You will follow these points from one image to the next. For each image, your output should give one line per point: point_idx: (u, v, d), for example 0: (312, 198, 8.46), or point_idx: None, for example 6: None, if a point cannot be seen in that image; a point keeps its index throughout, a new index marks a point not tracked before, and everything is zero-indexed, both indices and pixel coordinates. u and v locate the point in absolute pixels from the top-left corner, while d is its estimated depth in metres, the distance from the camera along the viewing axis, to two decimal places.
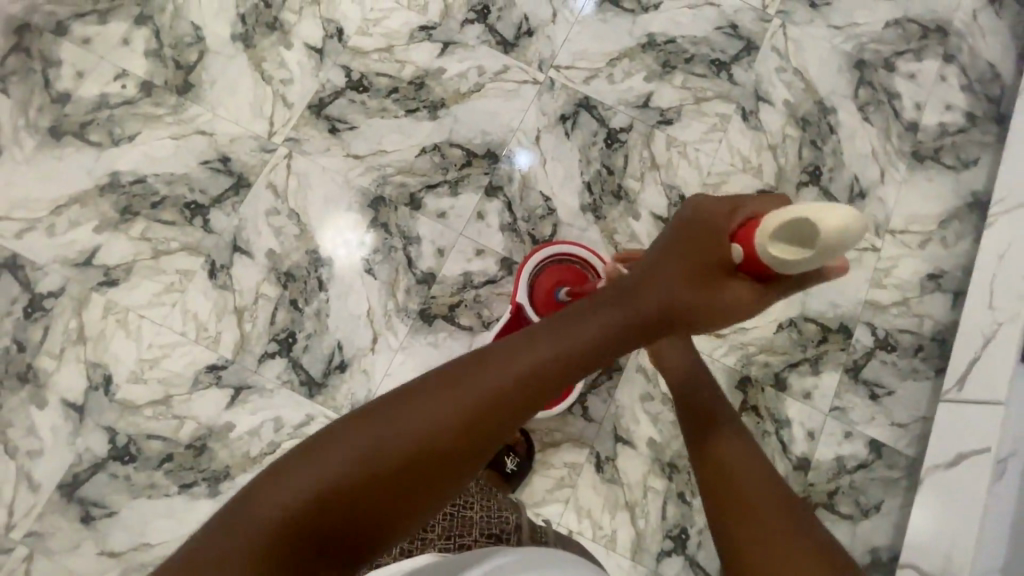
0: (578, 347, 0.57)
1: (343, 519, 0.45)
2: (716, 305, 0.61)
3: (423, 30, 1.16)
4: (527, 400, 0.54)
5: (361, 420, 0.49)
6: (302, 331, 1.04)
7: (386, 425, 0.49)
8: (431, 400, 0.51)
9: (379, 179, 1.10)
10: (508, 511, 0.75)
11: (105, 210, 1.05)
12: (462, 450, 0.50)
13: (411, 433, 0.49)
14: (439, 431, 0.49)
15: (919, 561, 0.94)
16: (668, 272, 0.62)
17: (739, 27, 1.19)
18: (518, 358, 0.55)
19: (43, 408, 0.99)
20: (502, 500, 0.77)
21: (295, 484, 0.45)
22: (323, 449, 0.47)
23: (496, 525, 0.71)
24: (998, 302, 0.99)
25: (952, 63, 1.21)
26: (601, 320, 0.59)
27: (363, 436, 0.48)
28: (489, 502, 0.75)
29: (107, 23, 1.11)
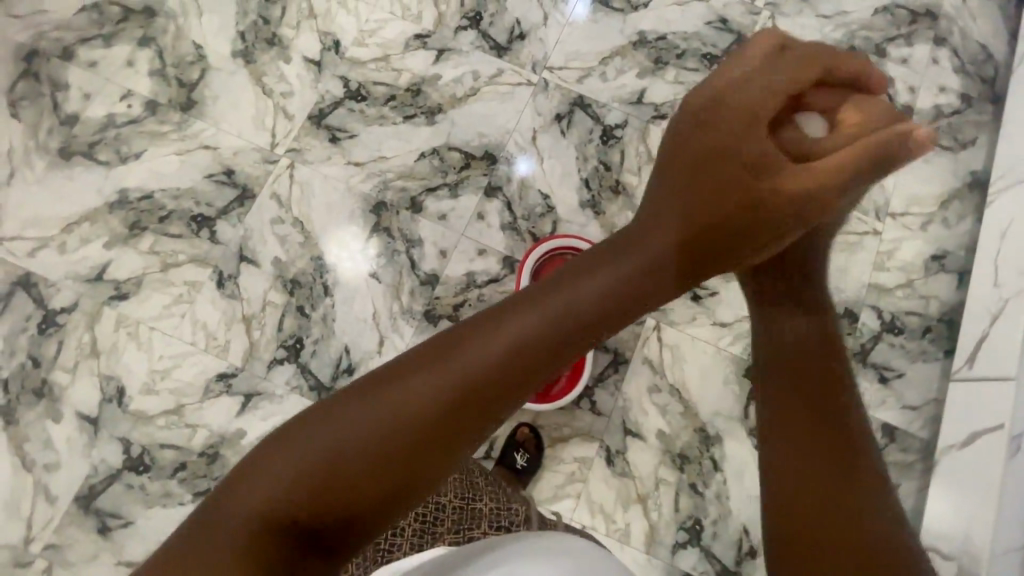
0: (620, 277, 0.58)
1: (368, 485, 0.45)
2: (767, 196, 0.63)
3: (418, 38, 1.18)
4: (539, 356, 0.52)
5: (378, 388, 0.48)
6: (309, 336, 1.06)
7: (405, 388, 0.48)
8: (461, 352, 0.50)
9: (381, 185, 1.12)
10: (518, 504, 0.76)
11: (114, 225, 1.08)
12: (505, 391, 0.50)
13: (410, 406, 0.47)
14: (436, 399, 0.47)
15: (937, 544, 0.93)
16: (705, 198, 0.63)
17: (729, 21, 1.21)
18: (557, 296, 0.55)
19: (58, 422, 1.01)
20: (511, 494, 0.78)
21: (296, 456, 0.44)
22: (333, 421, 0.46)
23: (504, 516, 0.71)
24: (1003, 279, 0.98)
25: (944, 46, 1.22)
26: (632, 256, 0.60)
27: (380, 400, 0.47)
28: (499, 493, 0.75)
29: (112, 46, 1.15)
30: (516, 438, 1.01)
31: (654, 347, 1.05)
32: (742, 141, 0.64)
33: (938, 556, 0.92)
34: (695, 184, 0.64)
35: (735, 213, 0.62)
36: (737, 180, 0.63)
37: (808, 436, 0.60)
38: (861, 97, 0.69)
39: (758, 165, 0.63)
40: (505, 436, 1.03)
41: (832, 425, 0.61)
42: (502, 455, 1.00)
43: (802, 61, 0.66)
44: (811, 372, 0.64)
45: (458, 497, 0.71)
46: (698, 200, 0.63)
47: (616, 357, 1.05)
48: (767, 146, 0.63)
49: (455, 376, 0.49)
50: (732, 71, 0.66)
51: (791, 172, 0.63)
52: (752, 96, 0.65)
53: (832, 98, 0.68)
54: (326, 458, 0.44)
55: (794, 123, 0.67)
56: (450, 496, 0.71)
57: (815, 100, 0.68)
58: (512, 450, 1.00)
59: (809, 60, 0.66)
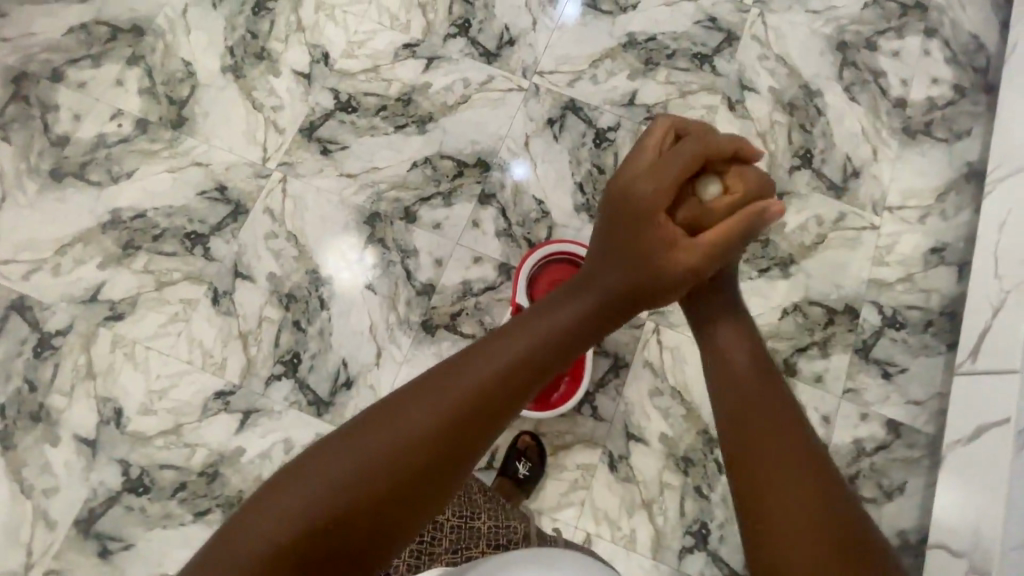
0: (565, 322, 0.60)
1: (347, 531, 0.46)
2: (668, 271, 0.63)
3: (408, 48, 1.18)
4: (512, 389, 0.54)
5: (354, 437, 0.49)
6: (307, 351, 1.05)
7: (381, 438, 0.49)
8: (426, 399, 0.51)
9: (374, 196, 1.11)
10: (517, 520, 0.75)
11: (107, 246, 1.07)
12: (477, 428, 0.52)
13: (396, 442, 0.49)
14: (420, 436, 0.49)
15: (948, 541, 0.92)
16: (613, 266, 0.63)
17: (718, 19, 1.21)
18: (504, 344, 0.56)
19: (56, 445, 1.00)
20: (511, 510, 0.78)
21: (295, 493, 0.46)
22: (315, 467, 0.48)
23: (503, 534, 0.71)
24: (1003, 271, 0.97)
25: (935, 37, 1.21)
26: (574, 305, 0.62)
27: (356, 447, 0.49)
28: (498, 511, 0.74)
29: (101, 66, 1.14)
30: (517, 446, 1.00)
31: (654, 350, 1.04)
32: (647, 216, 0.63)
33: (949, 553, 0.91)
34: (602, 257, 0.65)
35: (641, 286, 0.62)
36: (635, 255, 0.63)
37: (766, 435, 0.57)
38: (744, 167, 0.67)
39: (650, 248, 0.63)
40: (506, 445, 1.02)
41: (766, 407, 0.60)
42: (505, 464, 0.99)
43: (694, 144, 0.65)
44: (745, 380, 0.63)
45: (456, 516, 0.71)
46: (612, 269, 0.63)
47: (616, 361, 1.04)
48: (660, 226, 0.63)
49: (420, 423, 0.50)
50: (649, 150, 0.67)
51: (686, 248, 0.63)
52: (643, 187, 0.64)
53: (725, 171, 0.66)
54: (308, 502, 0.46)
55: (685, 205, 0.65)
56: (448, 514, 0.70)
57: (705, 174, 0.66)
58: (514, 458, 0.99)
59: (699, 140, 0.65)
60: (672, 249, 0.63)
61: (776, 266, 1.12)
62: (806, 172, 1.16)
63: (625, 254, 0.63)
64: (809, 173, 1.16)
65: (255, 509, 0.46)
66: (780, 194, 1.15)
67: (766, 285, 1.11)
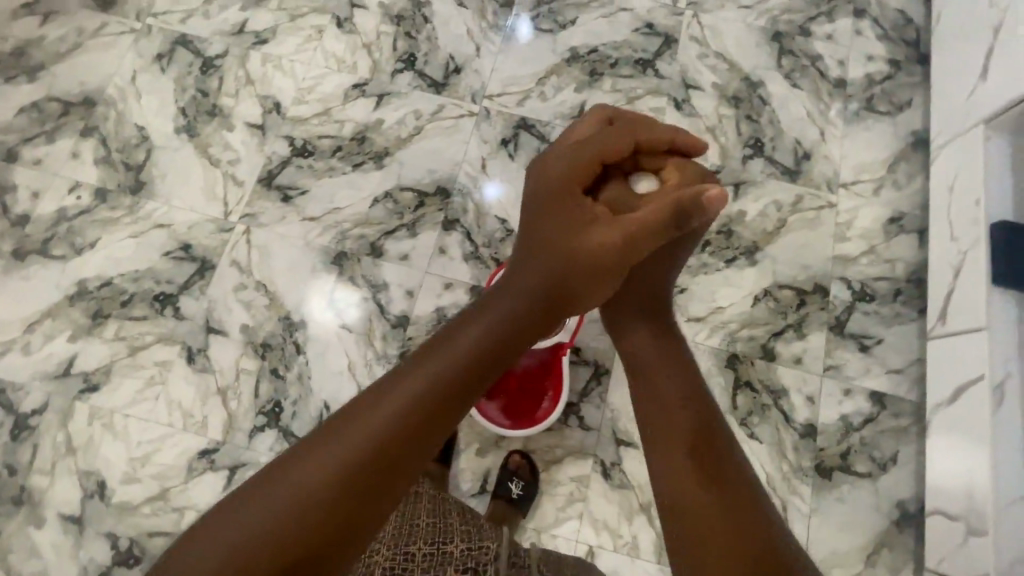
0: (501, 317, 0.66)
1: (308, 542, 0.49)
2: (593, 250, 0.68)
3: (357, 88, 1.20)
4: (457, 390, 0.59)
5: (313, 451, 0.54)
6: (287, 398, 1.04)
7: (334, 443, 0.54)
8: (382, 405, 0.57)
9: (339, 236, 1.12)
10: (489, 540, 0.75)
11: (76, 318, 1.07)
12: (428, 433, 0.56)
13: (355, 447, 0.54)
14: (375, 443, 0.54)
15: (944, 505, 0.92)
16: (544, 253, 0.70)
17: (655, 25, 1.24)
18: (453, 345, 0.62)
19: (41, 527, 0.98)
20: (485, 529, 0.78)
21: (268, 502, 0.50)
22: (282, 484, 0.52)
23: (474, 556, 0.71)
24: (959, 232, 1.00)
25: (864, 17, 1.26)
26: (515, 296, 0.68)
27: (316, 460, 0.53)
28: (471, 533, 0.75)
29: (55, 142, 1.15)
30: (509, 467, 1.00)
31: None
32: (577, 203, 0.71)
33: (946, 518, 0.91)
34: (536, 242, 0.72)
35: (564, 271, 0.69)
36: (568, 235, 0.70)
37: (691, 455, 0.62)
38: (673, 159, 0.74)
39: (578, 231, 0.70)
40: (498, 467, 1.01)
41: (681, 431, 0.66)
42: (499, 485, 0.98)
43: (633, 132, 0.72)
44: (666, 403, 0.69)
45: (428, 543, 0.72)
46: (546, 256, 0.70)
47: (597, 369, 1.04)
48: (586, 207, 0.71)
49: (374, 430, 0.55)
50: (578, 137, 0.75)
51: (609, 222, 0.69)
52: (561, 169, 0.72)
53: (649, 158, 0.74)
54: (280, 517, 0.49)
55: (607, 189, 0.73)
56: (419, 542, 0.71)
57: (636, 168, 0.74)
58: (507, 478, 0.99)
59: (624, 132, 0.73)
60: (598, 231, 0.69)
61: (741, 254, 1.14)
62: (759, 160, 1.18)
63: (555, 240, 0.70)
64: (762, 160, 1.18)
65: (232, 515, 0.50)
66: (737, 184, 1.17)
67: (734, 274, 1.13)
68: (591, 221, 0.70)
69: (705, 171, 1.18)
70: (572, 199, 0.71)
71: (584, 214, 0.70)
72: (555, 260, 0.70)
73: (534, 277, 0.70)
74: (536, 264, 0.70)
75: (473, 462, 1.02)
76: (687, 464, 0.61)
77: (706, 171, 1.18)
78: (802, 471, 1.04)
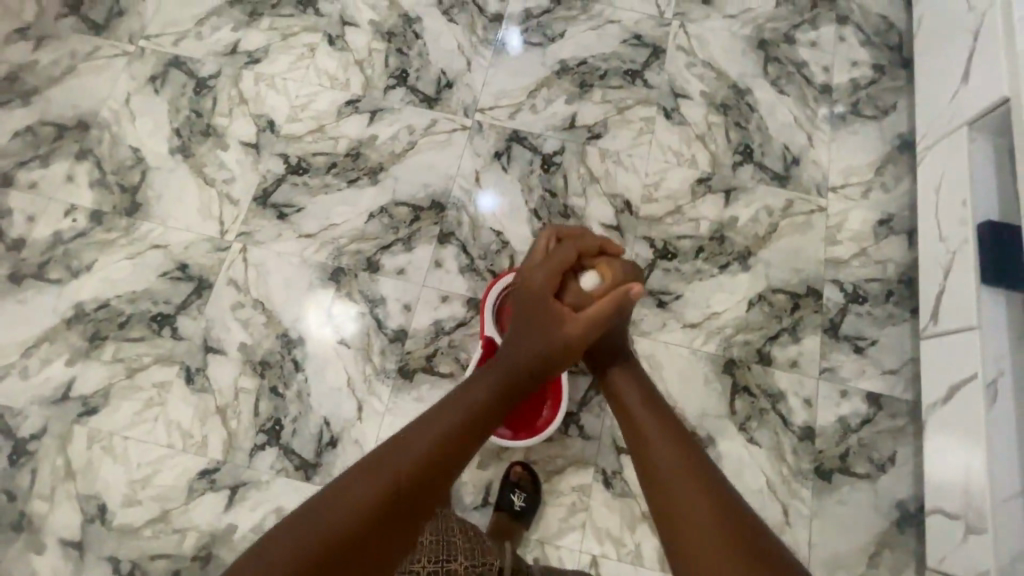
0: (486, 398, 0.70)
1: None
2: (564, 342, 0.75)
3: (350, 104, 1.22)
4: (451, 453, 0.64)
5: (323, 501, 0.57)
6: (287, 416, 1.04)
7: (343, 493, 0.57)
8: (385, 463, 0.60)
9: (335, 252, 1.13)
10: (494, 556, 0.78)
11: (74, 341, 1.07)
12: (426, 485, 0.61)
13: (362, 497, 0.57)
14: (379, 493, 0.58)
15: (943, 504, 0.93)
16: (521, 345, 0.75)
17: (643, 36, 1.26)
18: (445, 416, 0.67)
19: (42, 553, 0.97)
20: (487, 545, 0.80)
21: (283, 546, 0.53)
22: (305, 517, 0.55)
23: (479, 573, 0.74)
24: (947, 233, 1.01)
25: (847, 24, 1.28)
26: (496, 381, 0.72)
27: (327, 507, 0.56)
28: (476, 548, 0.76)
29: (50, 165, 1.16)
30: (510, 478, 1.00)
31: None
32: (544, 302, 0.77)
33: (946, 517, 0.92)
34: (509, 341, 0.77)
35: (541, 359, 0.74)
36: (547, 325, 0.76)
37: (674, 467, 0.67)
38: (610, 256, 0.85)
39: (548, 324, 0.76)
40: (499, 479, 1.01)
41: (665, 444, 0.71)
42: (501, 498, 0.98)
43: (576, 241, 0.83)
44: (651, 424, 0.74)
45: (433, 561, 0.72)
46: (520, 349, 0.75)
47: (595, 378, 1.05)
48: (551, 305, 0.77)
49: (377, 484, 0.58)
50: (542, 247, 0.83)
51: (574, 317, 0.76)
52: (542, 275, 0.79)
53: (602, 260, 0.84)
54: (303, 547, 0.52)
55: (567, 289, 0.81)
56: (424, 560, 0.72)
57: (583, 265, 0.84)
58: (509, 490, 0.99)
59: (575, 241, 0.83)
60: (566, 326, 0.76)
61: (734, 260, 1.15)
62: (749, 166, 1.20)
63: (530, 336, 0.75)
64: (752, 166, 1.20)
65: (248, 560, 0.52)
66: (728, 191, 1.19)
67: (728, 280, 1.14)
68: (560, 316, 0.76)
69: (696, 179, 1.19)
70: (539, 297, 0.78)
71: (554, 311, 0.77)
72: (531, 352, 0.74)
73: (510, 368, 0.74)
74: (512, 355, 0.75)
75: (474, 475, 1.02)
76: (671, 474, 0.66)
77: (698, 178, 1.19)
78: (802, 474, 1.05)
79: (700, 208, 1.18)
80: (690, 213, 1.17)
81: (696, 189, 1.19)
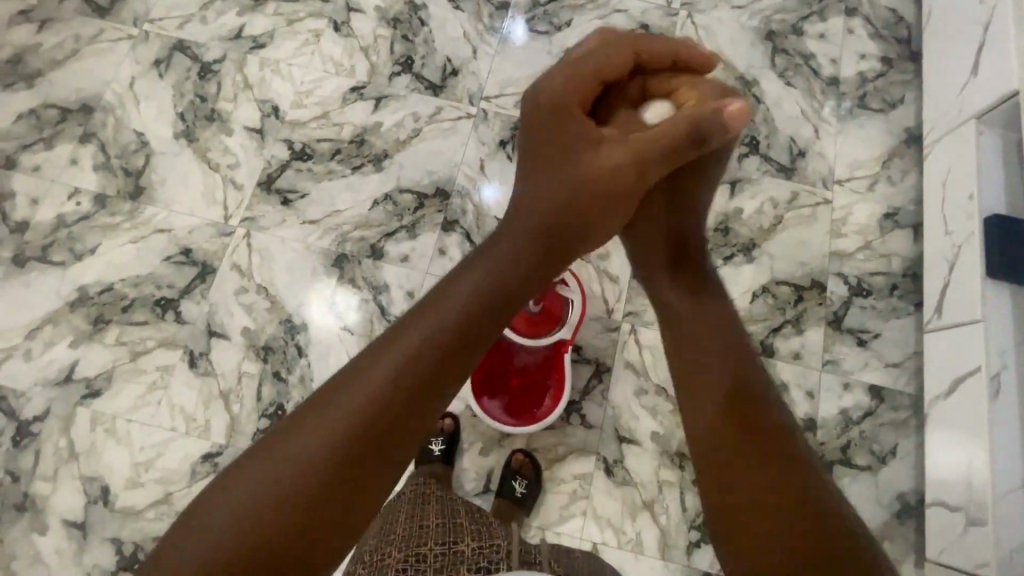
0: (520, 248, 0.61)
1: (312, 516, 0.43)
2: (598, 176, 0.63)
3: (355, 91, 1.21)
4: (470, 335, 0.52)
5: (310, 421, 0.47)
6: (290, 401, 1.05)
7: (328, 411, 0.47)
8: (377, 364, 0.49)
9: (339, 239, 1.13)
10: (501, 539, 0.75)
11: (78, 324, 1.07)
12: (440, 375, 0.50)
13: (351, 414, 0.47)
14: (374, 402, 0.47)
15: (943, 496, 0.93)
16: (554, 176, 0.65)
17: (650, 26, 1.26)
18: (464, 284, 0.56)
19: (45, 533, 0.98)
20: (494, 528, 0.78)
21: (261, 484, 0.44)
22: (251, 476, 0.45)
23: (485, 553, 0.70)
24: (952, 226, 1.01)
25: (856, 16, 1.27)
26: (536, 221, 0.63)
27: (311, 431, 0.46)
28: (482, 531, 0.75)
29: (54, 148, 1.16)
30: (512, 465, 1.00)
31: (634, 350, 1.05)
32: (572, 131, 0.65)
33: (946, 509, 0.92)
34: (545, 174, 0.65)
35: (584, 201, 0.63)
36: (576, 158, 0.64)
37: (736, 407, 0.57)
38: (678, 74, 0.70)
39: (586, 154, 0.64)
40: (501, 466, 1.02)
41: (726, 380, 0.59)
42: (503, 484, 0.98)
43: (624, 47, 0.68)
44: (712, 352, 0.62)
45: (439, 543, 0.71)
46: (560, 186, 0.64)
47: (598, 367, 1.05)
48: (581, 124, 0.65)
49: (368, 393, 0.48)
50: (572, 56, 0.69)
51: (609, 148, 0.64)
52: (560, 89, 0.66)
53: (656, 78, 0.69)
54: (250, 521, 0.42)
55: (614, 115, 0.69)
56: (431, 543, 0.71)
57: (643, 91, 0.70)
58: (511, 476, 0.99)
59: (634, 50, 0.68)
60: (602, 151, 0.64)
61: (739, 251, 1.15)
62: (755, 157, 1.20)
63: (564, 171, 0.64)
64: (758, 158, 1.19)
65: (229, 496, 0.44)
66: (733, 182, 1.18)
67: (733, 272, 1.14)
68: (595, 146, 0.64)
69: None
70: (573, 123, 0.65)
71: (590, 143, 0.64)
72: (566, 188, 0.64)
73: (552, 196, 0.64)
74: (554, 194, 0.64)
75: (476, 462, 1.02)
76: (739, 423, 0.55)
77: None
78: None
79: None
80: None
81: None
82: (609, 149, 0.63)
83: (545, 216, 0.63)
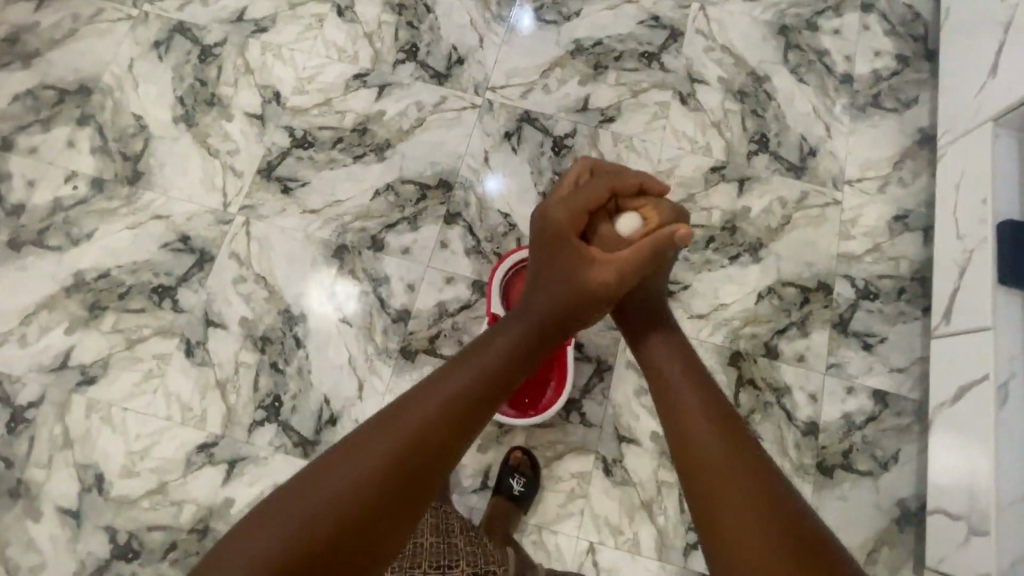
0: (508, 347, 0.67)
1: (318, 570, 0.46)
2: (585, 286, 0.73)
3: (358, 78, 1.18)
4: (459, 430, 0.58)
5: (311, 491, 0.51)
6: (287, 392, 1.04)
7: (329, 484, 0.51)
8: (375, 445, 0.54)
9: (339, 229, 1.11)
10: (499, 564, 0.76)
11: (74, 310, 1.06)
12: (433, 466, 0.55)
13: (352, 483, 0.51)
14: (376, 474, 0.52)
15: (945, 504, 0.92)
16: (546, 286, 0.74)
17: (661, 18, 1.23)
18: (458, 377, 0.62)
19: (39, 520, 0.97)
20: (491, 552, 0.78)
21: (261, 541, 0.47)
22: (257, 537, 0.47)
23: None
24: (965, 230, 0.99)
25: (872, 12, 1.24)
26: (523, 326, 0.70)
27: (310, 499, 0.50)
28: (478, 553, 0.76)
29: (50, 130, 1.14)
30: (509, 463, 0.99)
31: None
32: (561, 248, 0.75)
33: (948, 517, 0.91)
34: (536, 288, 0.75)
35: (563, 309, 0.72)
36: (562, 275, 0.74)
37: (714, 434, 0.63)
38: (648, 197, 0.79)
39: (572, 267, 0.74)
40: (499, 463, 1.01)
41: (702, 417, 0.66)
42: (500, 481, 0.97)
43: (603, 177, 0.78)
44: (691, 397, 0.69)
45: (434, 567, 0.71)
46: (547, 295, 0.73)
47: (599, 365, 1.04)
48: (571, 248, 0.74)
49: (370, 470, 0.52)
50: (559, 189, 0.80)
51: (596, 267, 0.73)
52: (565, 220, 0.76)
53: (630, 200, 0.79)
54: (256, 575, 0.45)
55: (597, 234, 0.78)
56: (425, 565, 0.70)
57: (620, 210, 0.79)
58: (509, 473, 0.98)
59: (608, 176, 0.78)
60: (587, 271, 0.73)
61: (745, 251, 1.13)
62: (765, 156, 1.17)
63: (551, 286, 0.74)
64: (767, 156, 1.17)
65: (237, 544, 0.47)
66: (742, 181, 1.16)
67: (738, 271, 1.12)
68: (577, 261, 0.74)
69: (709, 167, 1.17)
70: (555, 242, 0.75)
71: (575, 259, 0.74)
72: (556, 298, 0.72)
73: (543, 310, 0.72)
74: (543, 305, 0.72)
75: (474, 458, 1.01)
76: (712, 450, 0.61)
77: (711, 167, 1.17)
78: (803, 470, 1.04)
79: (712, 197, 1.15)
80: (702, 202, 1.15)
81: (709, 177, 1.16)
82: (591, 266, 0.73)
83: (529, 322, 0.71)
